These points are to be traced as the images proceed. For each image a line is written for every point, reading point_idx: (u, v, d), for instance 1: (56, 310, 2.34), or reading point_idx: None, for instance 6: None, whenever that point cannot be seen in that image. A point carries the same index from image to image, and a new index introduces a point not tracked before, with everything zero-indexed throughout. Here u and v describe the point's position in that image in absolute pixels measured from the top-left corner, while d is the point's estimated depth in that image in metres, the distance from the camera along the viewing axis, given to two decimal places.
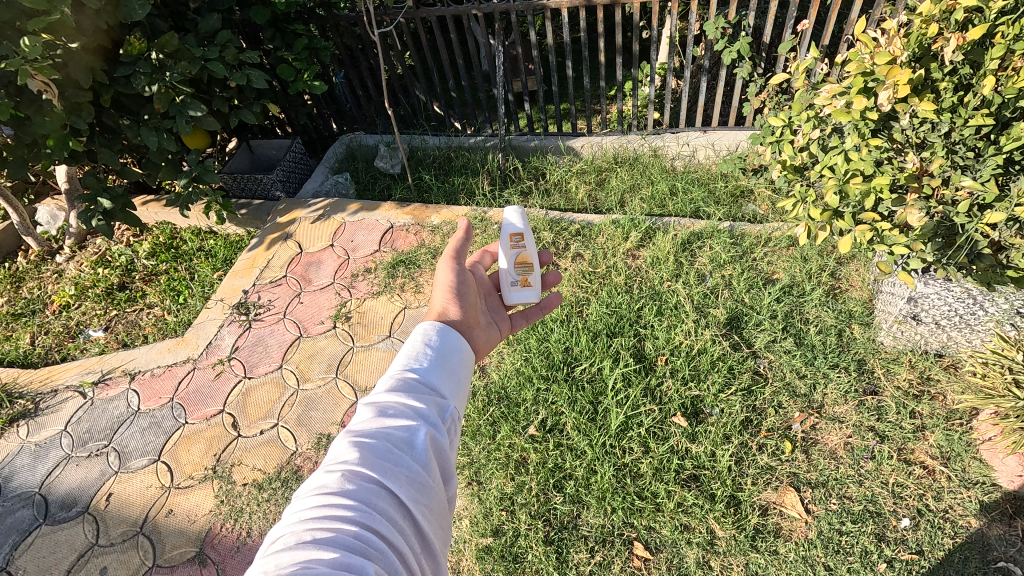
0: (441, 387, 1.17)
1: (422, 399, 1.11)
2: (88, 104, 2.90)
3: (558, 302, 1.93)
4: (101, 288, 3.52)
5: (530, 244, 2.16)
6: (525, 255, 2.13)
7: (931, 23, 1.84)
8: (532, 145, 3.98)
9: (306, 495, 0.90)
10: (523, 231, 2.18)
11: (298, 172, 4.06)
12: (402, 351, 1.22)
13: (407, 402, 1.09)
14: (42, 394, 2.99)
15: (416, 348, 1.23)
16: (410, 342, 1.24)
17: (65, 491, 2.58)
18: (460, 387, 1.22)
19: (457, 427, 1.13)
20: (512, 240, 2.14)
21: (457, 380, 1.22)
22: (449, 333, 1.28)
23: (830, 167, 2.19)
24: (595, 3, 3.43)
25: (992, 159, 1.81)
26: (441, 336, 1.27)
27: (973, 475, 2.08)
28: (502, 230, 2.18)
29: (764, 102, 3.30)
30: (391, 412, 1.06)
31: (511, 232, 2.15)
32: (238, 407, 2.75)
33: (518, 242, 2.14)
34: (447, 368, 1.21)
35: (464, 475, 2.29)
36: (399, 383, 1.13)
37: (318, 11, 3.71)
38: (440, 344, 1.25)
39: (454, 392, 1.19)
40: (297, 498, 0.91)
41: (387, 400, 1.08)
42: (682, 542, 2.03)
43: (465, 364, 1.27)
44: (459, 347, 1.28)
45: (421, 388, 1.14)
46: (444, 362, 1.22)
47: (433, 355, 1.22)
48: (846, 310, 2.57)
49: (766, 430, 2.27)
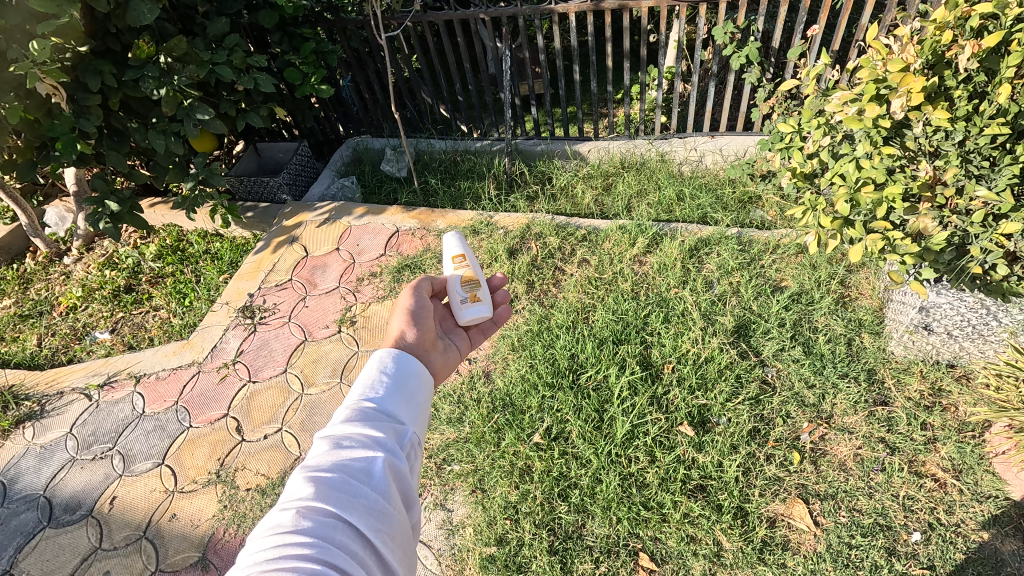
0: (400, 413, 1.17)
1: (379, 427, 1.10)
2: (97, 107, 2.91)
3: (509, 315, 2.07)
4: (108, 290, 3.53)
5: (471, 263, 2.19)
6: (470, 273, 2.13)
7: (946, 30, 1.80)
8: (539, 149, 3.96)
9: (261, 535, 0.88)
10: (465, 254, 2.25)
11: (305, 176, 4.06)
12: (359, 379, 1.21)
13: (363, 432, 1.07)
14: (48, 397, 2.99)
15: (372, 376, 1.22)
16: (366, 371, 1.23)
17: (69, 494, 2.57)
18: (419, 412, 1.21)
19: (417, 452, 1.13)
20: (455, 262, 2.20)
21: (416, 405, 1.22)
22: (406, 358, 1.28)
23: (841, 175, 2.16)
24: (604, 7, 3.41)
25: (1008, 168, 1.78)
26: (398, 362, 1.26)
27: (986, 488, 2.05)
28: (444, 255, 2.25)
29: (773, 107, 3.28)
30: (347, 444, 1.04)
31: (453, 256, 2.22)
32: (243, 411, 2.75)
33: (461, 262, 2.19)
34: (405, 395, 1.21)
35: (468, 482, 2.28)
36: (355, 412, 1.12)
37: (326, 14, 3.71)
38: (396, 371, 1.24)
39: (413, 417, 1.19)
40: (251, 540, 0.88)
41: (343, 431, 1.07)
42: (688, 553, 2.00)
43: (424, 388, 1.27)
44: (417, 371, 1.28)
45: (379, 416, 1.13)
46: (402, 388, 1.22)
47: (390, 382, 1.21)
48: (855, 319, 2.54)
49: (774, 440, 2.24)
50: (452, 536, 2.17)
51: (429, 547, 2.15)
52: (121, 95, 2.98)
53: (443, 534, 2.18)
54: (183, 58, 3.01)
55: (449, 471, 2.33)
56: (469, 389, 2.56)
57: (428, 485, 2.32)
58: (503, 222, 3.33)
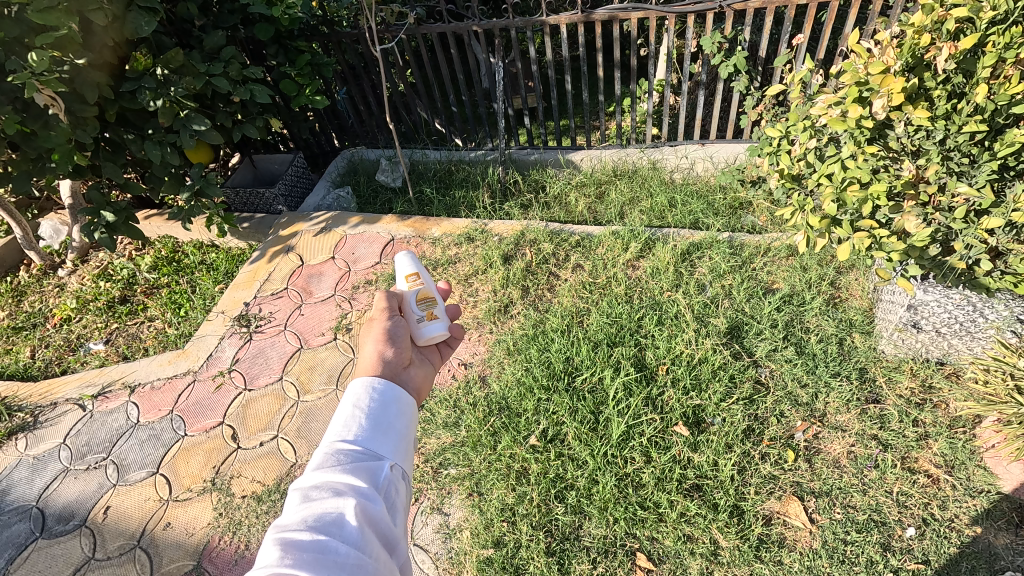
0: (376, 453, 1.13)
1: (353, 472, 1.06)
2: (93, 118, 2.92)
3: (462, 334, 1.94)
4: (103, 301, 3.53)
5: (427, 283, 2.06)
6: (424, 291, 1.99)
7: (923, 33, 1.86)
8: (532, 158, 4.02)
9: None
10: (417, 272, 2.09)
11: (300, 187, 4.10)
12: (335, 420, 1.17)
13: (335, 480, 1.03)
14: (41, 407, 2.98)
15: (347, 415, 1.18)
16: (341, 411, 1.19)
17: (62, 504, 2.55)
18: (400, 444, 1.17)
19: (394, 493, 1.08)
20: (409, 280, 2.05)
21: (396, 438, 1.18)
22: (382, 389, 1.25)
23: (827, 176, 2.21)
24: (594, 19, 3.46)
25: (987, 164, 1.85)
26: (373, 396, 1.23)
27: (978, 483, 2.07)
28: (397, 276, 2.09)
29: (762, 114, 3.35)
30: (319, 495, 1.00)
31: (407, 274, 2.07)
32: (238, 419, 2.74)
33: (415, 281, 2.04)
34: (381, 431, 1.17)
35: (465, 486, 2.27)
36: (328, 458, 1.08)
37: (321, 28, 3.77)
38: (372, 404, 1.21)
39: (392, 453, 1.14)
40: None
41: (315, 481, 1.03)
42: (685, 552, 2.01)
43: (404, 415, 1.24)
44: (396, 396, 1.25)
45: (354, 459, 1.09)
46: (377, 425, 1.18)
47: (365, 420, 1.17)
48: (846, 319, 2.59)
49: (768, 439, 2.26)
50: (449, 539, 2.16)
51: (426, 551, 2.14)
52: (118, 107, 3.02)
53: (440, 538, 2.17)
54: (179, 70, 3.05)
55: (446, 475, 2.33)
56: (465, 394, 2.57)
57: (425, 490, 2.31)
58: (499, 229, 3.35)
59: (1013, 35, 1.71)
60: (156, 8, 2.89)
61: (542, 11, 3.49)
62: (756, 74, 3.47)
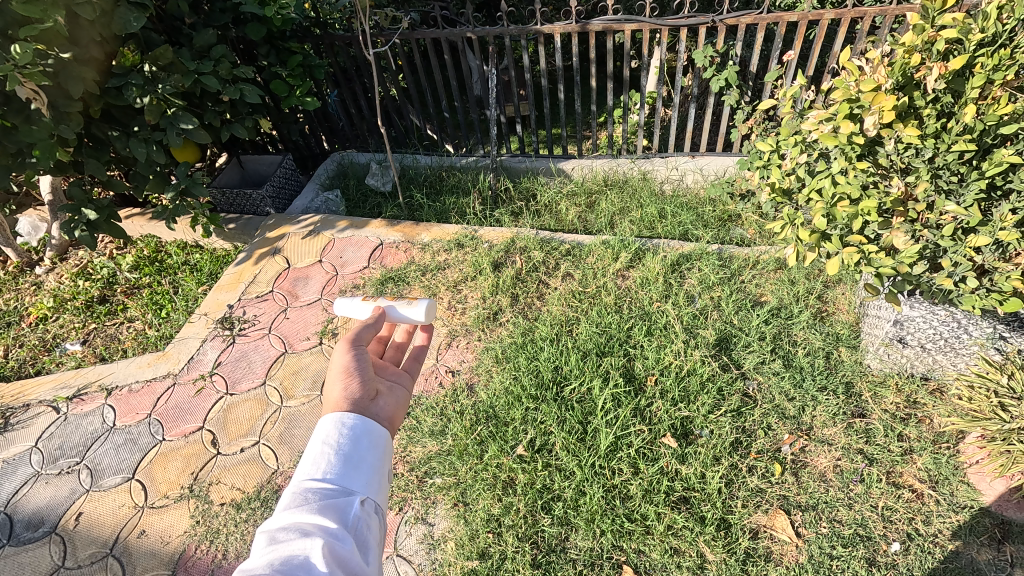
0: (348, 489, 1.09)
1: (322, 511, 1.02)
2: (77, 114, 2.85)
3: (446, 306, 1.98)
4: (81, 300, 3.44)
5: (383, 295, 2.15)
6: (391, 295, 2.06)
7: (914, 53, 1.89)
8: (523, 166, 4.02)
9: None
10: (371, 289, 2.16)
11: (288, 189, 4.01)
12: (304, 458, 1.14)
13: (304, 521, 1.00)
14: (13, 409, 2.89)
15: (316, 452, 1.15)
16: (311, 447, 1.16)
17: (32, 510, 2.47)
18: (372, 478, 1.14)
19: (365, 530, 1.04)
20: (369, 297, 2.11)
21: (369, 473, 1.15)
22: (352, 423, 1.22)
23: (817, 190, 2.22)
24: (590, 29, 3.44)
25: (975, 183, 1.88)
26: (344, 431, 1.20)
27: (961, 499, 2.09)
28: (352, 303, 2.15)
29: (752, 128, 3.40)
30: (286, 537, 0.97)
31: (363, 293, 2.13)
32: (219, 424, 2.68)
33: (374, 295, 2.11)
34: (353, 465, 1.14)
35: (450, 495, 2.24)
36: (295, 497, 1.04)
37: (313, 30, 3.75)
38: (343, 438, 1.18)
39: (363, 488, 1.11)
40: None
41: (282, 522, 0.99)
42: (671, 565, 1.99)
43: (377, 448, 1.21)
44: (367, 429, 1.22)
45: (323, 497, 1.05)
46: (348, 460, 1.15)
47: (335, 455, 1.14)
48: (833, 333, 2.61)
49: (755, 452, 2.26)
50: (433, 550, 2.12)
51: (410, 562, 2.10)
52: (104, 103, 2.95)
53: (424, 549, 2.13)
54: (168, 67, 3.00)
55: (431, 484, 2.29)
56: (451, 402, 2.53)
57: (409, 499, 2.27)
58: (489, 236, 3.33)
59: (1002, 57, 1.74)
60: (146, 4, 2.84)
61: (537, 20, 3.47)
62: (747, 89, 3.51)
